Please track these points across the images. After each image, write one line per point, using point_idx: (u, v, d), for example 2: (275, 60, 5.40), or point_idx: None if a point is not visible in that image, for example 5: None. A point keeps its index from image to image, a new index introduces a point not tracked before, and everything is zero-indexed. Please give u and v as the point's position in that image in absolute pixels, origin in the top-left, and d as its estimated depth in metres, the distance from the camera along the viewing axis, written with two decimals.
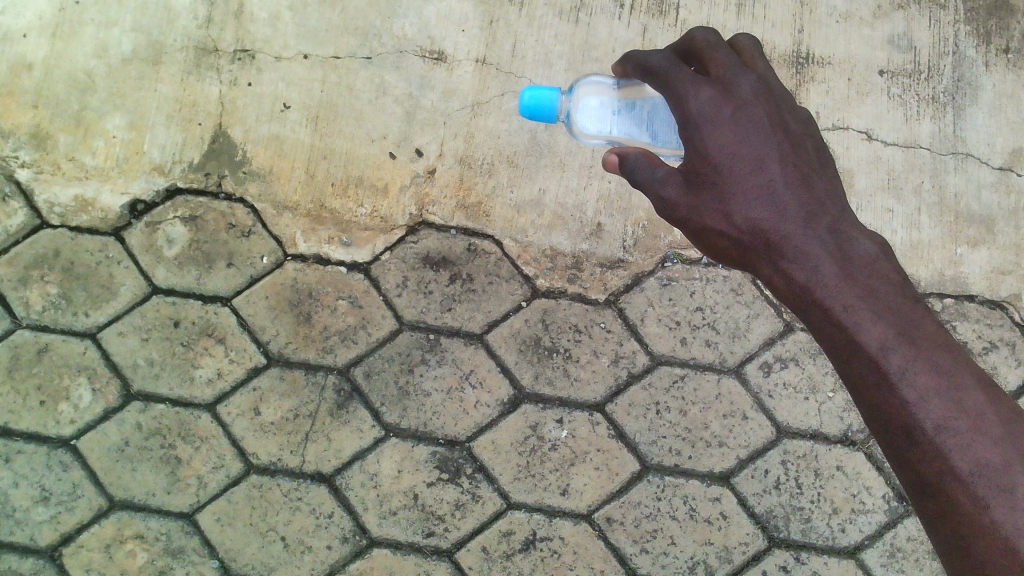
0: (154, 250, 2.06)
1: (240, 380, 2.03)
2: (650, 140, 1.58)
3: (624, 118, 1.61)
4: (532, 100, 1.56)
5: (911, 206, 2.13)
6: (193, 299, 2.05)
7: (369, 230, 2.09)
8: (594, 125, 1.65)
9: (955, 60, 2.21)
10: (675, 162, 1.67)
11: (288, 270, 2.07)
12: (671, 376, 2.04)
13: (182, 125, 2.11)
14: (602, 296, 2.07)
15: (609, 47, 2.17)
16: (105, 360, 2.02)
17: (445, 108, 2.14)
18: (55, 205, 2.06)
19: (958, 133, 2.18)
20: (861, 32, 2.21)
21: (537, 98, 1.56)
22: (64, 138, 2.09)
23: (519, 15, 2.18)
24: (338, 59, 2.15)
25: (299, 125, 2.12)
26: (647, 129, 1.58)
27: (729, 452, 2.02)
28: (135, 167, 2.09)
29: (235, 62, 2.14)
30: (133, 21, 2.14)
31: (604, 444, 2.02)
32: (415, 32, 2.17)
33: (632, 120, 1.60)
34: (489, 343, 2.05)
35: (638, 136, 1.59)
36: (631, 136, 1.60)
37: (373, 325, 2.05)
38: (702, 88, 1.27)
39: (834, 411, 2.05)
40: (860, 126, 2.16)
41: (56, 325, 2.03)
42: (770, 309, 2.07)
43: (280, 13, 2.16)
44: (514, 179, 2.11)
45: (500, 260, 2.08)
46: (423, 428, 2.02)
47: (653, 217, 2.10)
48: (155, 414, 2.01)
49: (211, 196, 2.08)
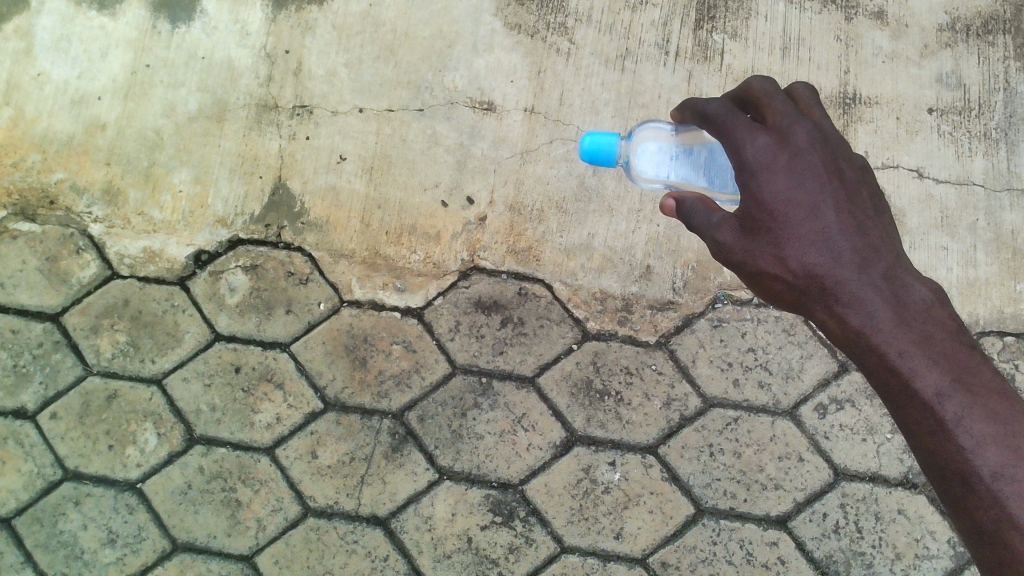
0: (216, 299, 2.14)
1: (299, 425, 2.08)
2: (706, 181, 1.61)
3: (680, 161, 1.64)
4: (591, 145, 1.60)
5: (967, 243, 2.10)
6: (253, 345, 2.12)
7: (422, 275, 2.14)
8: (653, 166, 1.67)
9: (1006, 97, 2.20)
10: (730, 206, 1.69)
11: (345, 316, 2.13)
12: (724, 418, 2.03)
13: (244, 178, 2.20)
14: (653, 338, 2.08)
15: (655, 93, 2.21)
16: (170, 405, 2.09)
17: (495, 156, 2.20)
18: (125, 256, 2.16)
19: (1012, 169, 2.15)
20: (908, 70, 2.21)
21: (596, 144, 1.59)
22: (134, 193, 2.20)
23: (566, 65, 2.24)
24: (392, 112, 2.23)
25: (354, 176, 2.19)
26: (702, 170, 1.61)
27: (786, 495, 1.99)
28: (199, 220, 2.18)
29: (294, 117, 2.23)
30: (199, 81, 2.25)
31: (658, 487, 2.01)
32: (465, 83, 2.24)
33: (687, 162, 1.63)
34: (541, 386, 2.07)
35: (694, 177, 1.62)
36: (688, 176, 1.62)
37: (427, 369, 2.09)
38: (759, 135, 1.28)
39: (893, 453, 2.01)
40: (910, 164, 2.15)
41: (124, 372, 2.11)
42: (823, 349, 2.06)
43: (337, 70, 2.26)
44: (564, 224, 2.15)
45: (551, 303, 2.11)
46: (477, 470, 2.04)
47: (702, 258, 2.11)
48: (216, 457, 2.07)
49: (271, 246, 2.16)
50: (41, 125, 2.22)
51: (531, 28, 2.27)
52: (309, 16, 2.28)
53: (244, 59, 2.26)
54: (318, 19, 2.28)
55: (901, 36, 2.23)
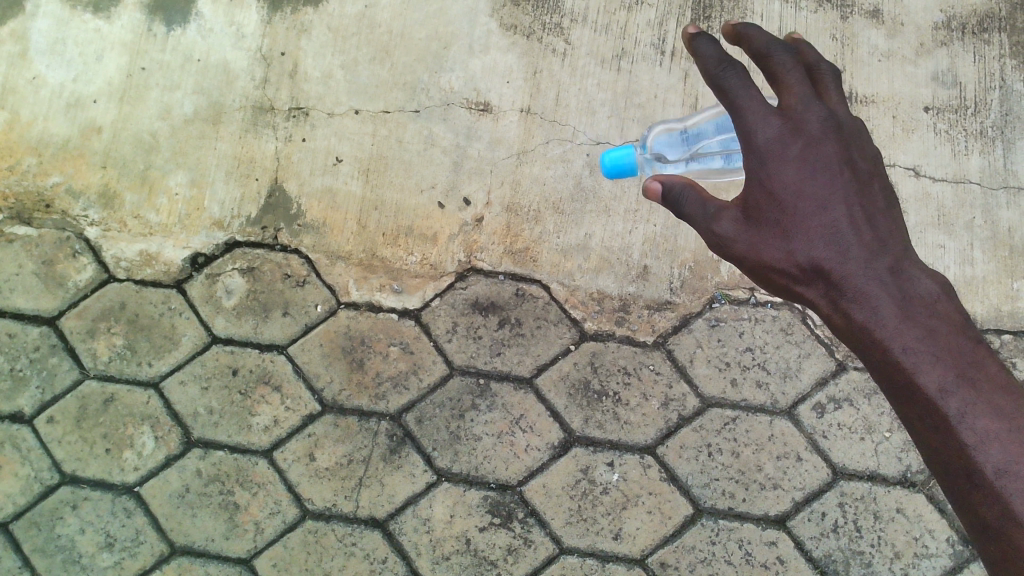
0: (213, 301, 2.13)
1: (296, 427, 2.07)
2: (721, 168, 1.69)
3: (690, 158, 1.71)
4: (612, 162, 1.58)
5: (964, 241, 2.10)
6: (250, 347, 2.11)
7: (419, 277, 2.14)
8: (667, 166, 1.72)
9: (1002, 95, 2.20)
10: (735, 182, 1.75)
11: (342, 318, 2.12)
12: (722, 418, 2.03)
13: (240, 180, 2.20)
14: (651, 338, 2.08)
15: (651, 93, 2.21)
16: (167, 408, 2.09)
17: (492, 157, 2.19)
18: (121, 260, 2.16)
19: (1008, 167, 2.15)
20: (904, 69, 2.21)
21: (617, 160, 1.58)
22: (130, 196, 2.19)
23: (562, 65, 2.24)
24: (388, 113, 2.22)
25: (351, 178, 2.19)
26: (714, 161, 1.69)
27: (785, 495, 1.99)
28: (195, 222, 2.18)
29: (290, 119, 2.23)
30: (195, 84, 2.25)
31: (656, 487, 2.01)
32: (462, 84, 2.24)
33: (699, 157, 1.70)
34: (538, 387, 2.06)
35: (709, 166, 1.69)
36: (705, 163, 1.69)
37: (424, 370, 2.09)
38: (771, 119, 1.26)
39: (892, 452, 2.01)
40: (907, 163, 2.15)
41: (121, 376, 2.11)
42: (821, 348, 2.06)
43: (333, 71, 2.25)
44: (560, 225, 2.15)
45: (548, 304, 2.11)
46: (475, 472, 2.04)
47: (699, 258, 2.11)
48: (214, 460, 2.06)
49: (268, 248, 2.16)
50: (37, 128, 2.22)
51: (527, 29, 2.26)
52: (304, 17, 2.28)
53: (240, 62, 2.26)
54: (314, 21, 2.28)
55: (897, 34, 2.23)
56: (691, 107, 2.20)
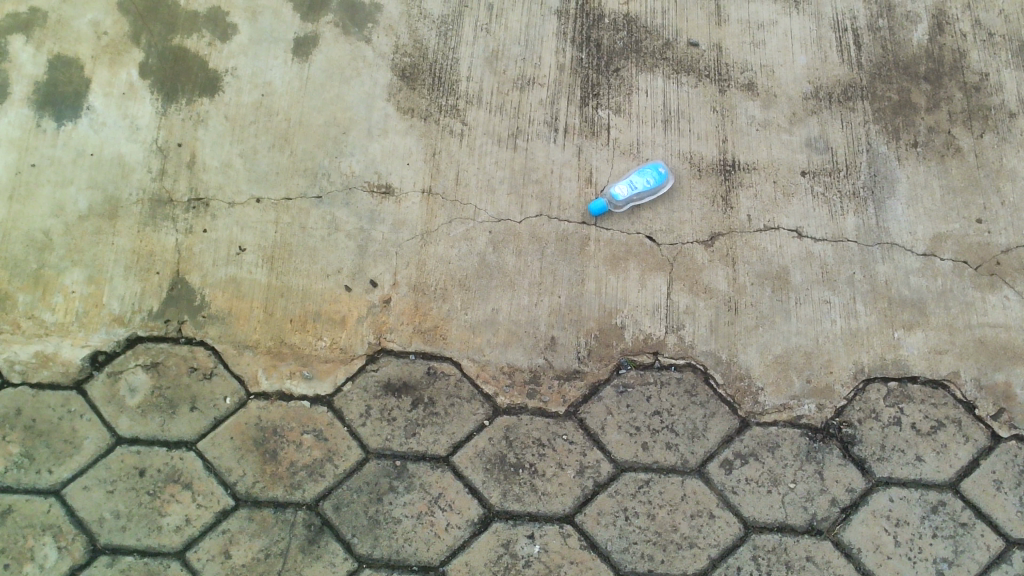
0: (116, 400, 2.08)
1: (209, 525, 2.02)
2: (666, 189, 2.29)
3: (644, 173, 2.25)
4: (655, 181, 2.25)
5: (846, 296, 2.23)
6: (157, 445, 2.06)
7: (329, 361, 2.14)
8: (618, 192, 2.23)
9: (869, 157, 2.35)
10: (628, 205, 2.26)
11: (252, 408, 2.10)
12: (636, 481, 2.08)
13: (141, 274, 2.16)
14: (562, 408, 2.13)
15: (547, 168, 2.30)
16: (70, 516, 2.00)
17: (396, 238, 2.23)
18: (15, 362, 2.08)
19: (881, 224, 2.30)
20: (780, 137, 2.36)
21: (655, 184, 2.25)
22: (22, 296, 2.13)
23: (460, 145, 2.30)
24: (290, 200, 2.24)
25: (255, 266, 2.18)
26: (653, 184, 2.25)
27: (701, 553, 2.05)
28: (95, 320, 2.12)
29: (190, 210, 2.21)
30: (89, 178, 2.21)
31: (577, 556, 2.03)
32: (362, 168, 2.27)
33: (641, 180, 2.24)
34: (455, 465, 2.07)
35: (648, 194, 2.26)
36: (637, 200, 2.26)
37: (339, 457, 2.07)
38: None
39: (797, 501, 2.09)
40: (789, 225, 2.28)
41: (19, 486, 2.02)
42: (724, 406, 2.14)
43: (232, 160, 2.26)
44: (468, 301, 2.19)
45: (460, 381, 2.13)
46: (396, 556, 2.02)
47: (604, 326, 2.19)
48: (123, 566, 1.98)
49: (172, 342, 2.13)
50: None
51: (424, 111, 2.32)
52: (200, 108, 2.28)
53: (136, 154, 2.24)
54: (210, 111, 2.29)
55: (771, 105, 2.39)
56: (587, 182, 2.30)
